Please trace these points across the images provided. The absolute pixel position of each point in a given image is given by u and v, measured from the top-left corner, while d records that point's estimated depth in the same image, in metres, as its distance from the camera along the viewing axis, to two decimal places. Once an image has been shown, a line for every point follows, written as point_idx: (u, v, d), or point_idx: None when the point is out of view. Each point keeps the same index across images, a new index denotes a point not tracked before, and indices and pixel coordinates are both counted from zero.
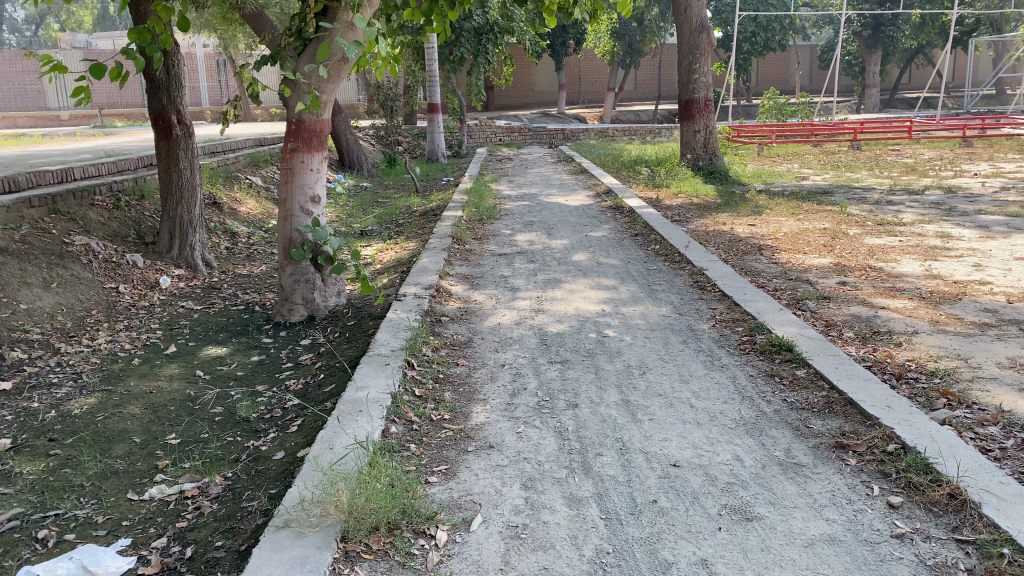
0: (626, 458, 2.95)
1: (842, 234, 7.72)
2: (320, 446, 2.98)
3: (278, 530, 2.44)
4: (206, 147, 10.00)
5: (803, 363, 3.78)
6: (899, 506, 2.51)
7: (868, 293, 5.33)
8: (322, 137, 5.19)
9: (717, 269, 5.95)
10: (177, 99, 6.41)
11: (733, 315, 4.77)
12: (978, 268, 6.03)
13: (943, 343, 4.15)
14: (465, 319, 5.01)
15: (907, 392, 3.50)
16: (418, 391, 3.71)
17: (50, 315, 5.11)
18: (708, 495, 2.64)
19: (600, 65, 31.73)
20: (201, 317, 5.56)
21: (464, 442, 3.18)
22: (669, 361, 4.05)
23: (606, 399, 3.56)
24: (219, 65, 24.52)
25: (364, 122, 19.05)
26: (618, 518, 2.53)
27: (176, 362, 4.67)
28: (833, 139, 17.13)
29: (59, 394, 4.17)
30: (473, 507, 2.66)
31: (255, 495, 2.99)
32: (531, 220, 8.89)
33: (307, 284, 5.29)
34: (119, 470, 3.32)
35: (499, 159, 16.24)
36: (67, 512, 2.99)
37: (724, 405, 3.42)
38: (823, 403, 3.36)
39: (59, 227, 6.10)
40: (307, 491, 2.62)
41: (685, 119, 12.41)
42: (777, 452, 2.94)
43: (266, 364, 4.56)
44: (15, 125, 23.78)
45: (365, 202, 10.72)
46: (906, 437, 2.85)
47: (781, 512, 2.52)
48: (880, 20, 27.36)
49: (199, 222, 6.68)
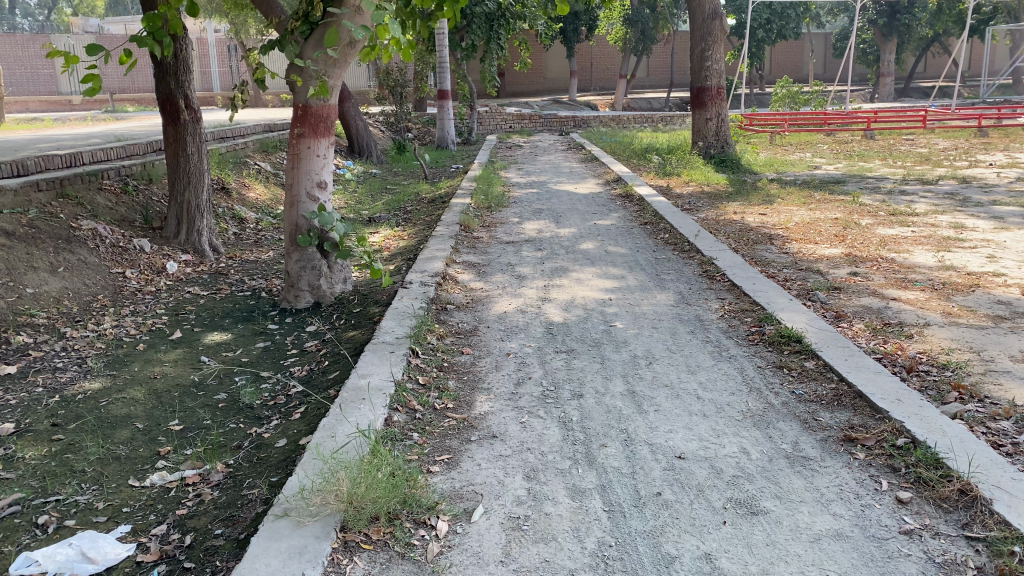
0: (631, 449, 2.91)
1: (854, 224, 7.61)
2: (322, 434, 2.96)
3: (277, 519, 2.42)
4: (216, 132, 9.95)
5: (812, 355, 3.72)
6: (908, 502, 2.45)
7: (879, 284, 5.26)
8: (329, 123, 5.13)
9: (727, 258, 5.87)
10: (185, 83, 6.38)
11: (742, 306, 4.70)
12: (992, 259, 5.94)
13: (956, 336, 4.08)
14: (471, 307, 4.97)
15: (918, 384, 3.44)
16: (422, 378, 3.69)
17: (56, 299, 5.11)
18: (714, 489, 2.60)
19: (612, 51, 31.47)
20: (207, 303, 5.55)
21: (468, 432, 3.15)
22: (675, 352, 4.00)
23: (611, 390, 3.52)
24: (231, 50, 24.50)
25: (375, 108, 18.98)
26: (621, 511, 2.49)
27: (180, 347, 4.67)
28: (846, 128, 16.94)
29: (63, 379, 4.16)
30: (475, 497, 2.63)
31: (256, 482, 2.97)
32: (540, 208, 8.84)
33: (312, 270, 5.26)
34: (122, 456, 3.32)
35: (508, 146, 16.13)
36: (68, 498, 2.98)
37: (731, 396, 3.37)
38: (832, 395, 3.30)
39: (67, 212, 6.11)
40: (307, 480, 2.59)
41: (696, 107, 12.26)
42: (784, 445, 2.89)
43: (270, 351, 4.54)
44: (27, 108, 23.96)
45: (373, 188, 10.67)
46: (916, 431, 2.79)
47: (788, 506, 2.47)
48: (896, 8, 27.04)
49: (207, 207, 6.66)
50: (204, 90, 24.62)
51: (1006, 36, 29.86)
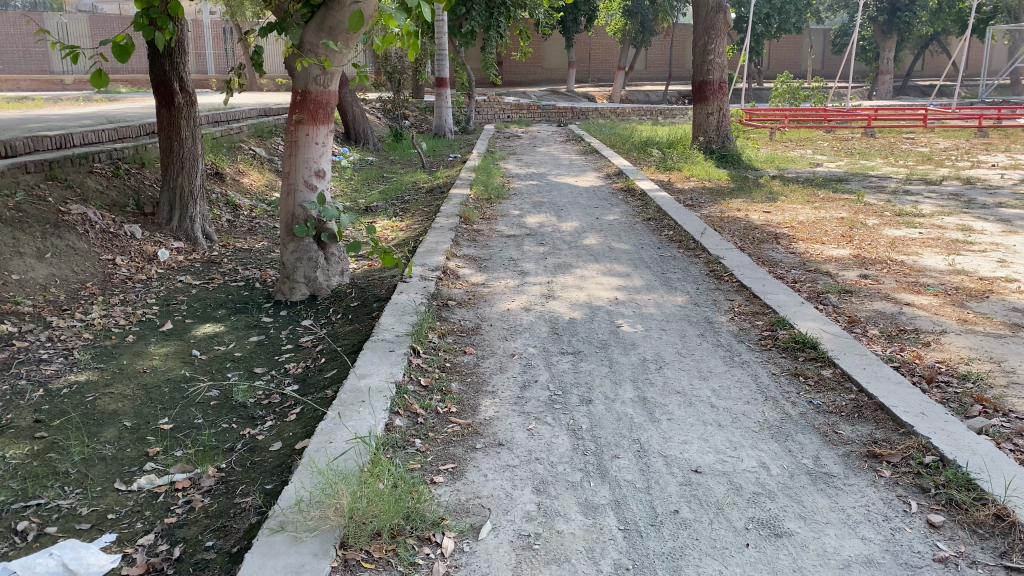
0: (644, 462, 2.77)
1: (859, 224, 7.49)
2: (319, 440, 2.82)
3: (272, 534, 2.28)
4: (210, 115, 9.73)
5: (829, 362, 3.59)
6: (940, 526, 2.33)
7: (891, 287, 5.13)
8: (329, 110, 4.95)
9: (734, 258, 5.73)
10: (180, 65, 6.18)
11: (753, 308, 4.58)
12: (1003, 264, 5.83)
13: (974, 344, 3.96)
14: (472, 304, 4.81)
15: (938, 396, 3.31)
16: (423, 380, 3.54)
17: (43, 287, 4.93)
18: (734, 507, 2.47)
19: (611, 43, 31.18)
20: (199, 293, 5.37)
21: (473, 439, 3.01)
22: (686, 355, 3.86)
23: (621, 396, 3.38)
24: (226, 32, 24.05)
25: (372, 93, 18.73)
26: (637, 530, 2.36)
27: (170, 339, 4.50)
28: (847, 125, 16.83)
29: (48, 372, 3.98)
30: (482, 512, 2.48)
31: (249, 489, 2.83)
32: (540, 201, 8.68)
33: (309, 262, 5.10)
34: (108, 456, 3.16)
35: (507, 136, 15.93)
36: (49, 503, 2.83)
37: (747, 406, 3.23)
38: (852, 407, 3.17)
39: (55, 195, 5.91)
40: (305, 492, 2.45)
41: (697, 101, 12.09)
42: (805, 460, 2.76)
43: (265, 346, 4.38)
44: (17, 87, 23.64)
45: (370, 177, 10.49)
46: (944, 448, 2.67)
47: (813, 528, 2.34)
48: (897, 5, 26.76)
49: (200, 193, 6.46)
50: (198, 73, 24.26)
51: (1006, 36, 29.75)
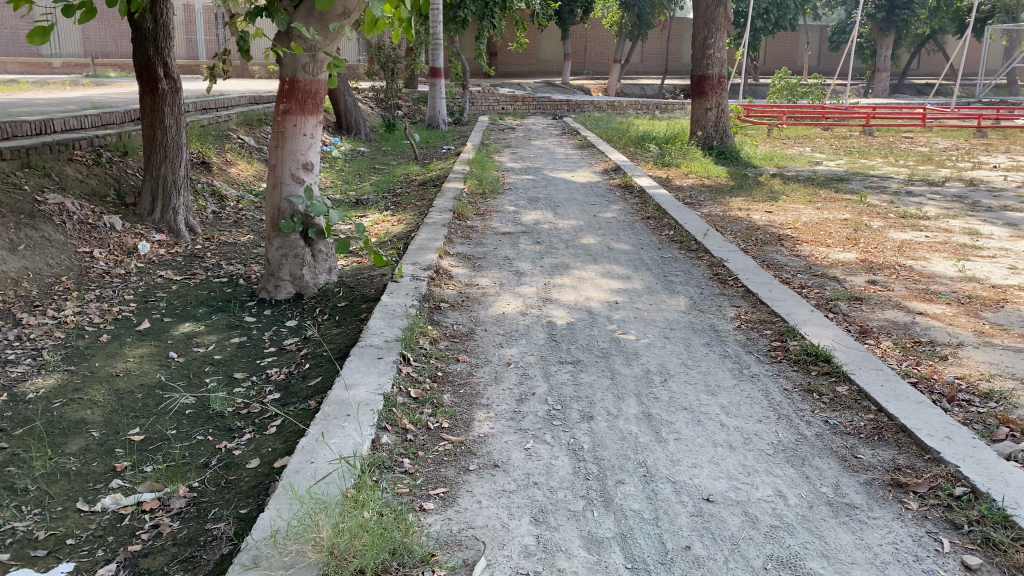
0: (652, 488, 2.56)
1: (864, 225, 7.29)
2: (298, 461, 2.60)
3: (244, 571, 2.06)
4: (198, 102, 9.43)
5: (844, 378, 3.39)
6: (977, 569, 2.15)
7: (902, 294, 4.93)
8: (318, 99, 4.70)
9: (738, 260, 5.52)
10: (164, 50, 5.91)
11: (760, 315, 4.36)
12: (1014, 270, 5.65)
13: (993, 359, 3.77)
14: (466, 306, 4.58)
15: (961, 416, 3.13)
16: (413, 392, 3.30)
17: (14, 281, 4.67)
18: (750, 543, 2.27)
19: (607, 35, 30.98)
20: (180, 289, 5.12)
21: (465, 459, 2.79)
22: (692, 367, 3.65)
23: (624, 412, 3.16)
24: (218, 19, 23.63)
25: (365, 82, 18.42)
26: (646, 569, 2.16)
27: (147, 340, 4.24)
28: (846, 122, 16.66)
29: (14, 374, 3.74)
30: (476, 546, 2.27)
31: (222, 513, 2.59)
32: (536, 196, 8.45)
33: (296, 259, 4.85)
34: (71, 471, 2.93)
35: (501, 129, 15.65)
36: (3, 525, 2.59)
37: (759, 425, 3.03)
38: (871, 428, 2.97)
39: (32, 183, 5.65)
40: (282, 522, 2.23)
41: (696, 96, 11.81)
42: (824, 488, 2.57)
43: (246, 348, 4.14)
44: (4, 70, 23.25)
45: (362, 168, 10.22)
46: (975, 479, 2.49)
47: (838, 569, 2.15)
48: (896, 3, 26.53)
49: (184, 183, 6.20)
50: (188, 59, 23.89)
51: (1004, 36, 29.63)
